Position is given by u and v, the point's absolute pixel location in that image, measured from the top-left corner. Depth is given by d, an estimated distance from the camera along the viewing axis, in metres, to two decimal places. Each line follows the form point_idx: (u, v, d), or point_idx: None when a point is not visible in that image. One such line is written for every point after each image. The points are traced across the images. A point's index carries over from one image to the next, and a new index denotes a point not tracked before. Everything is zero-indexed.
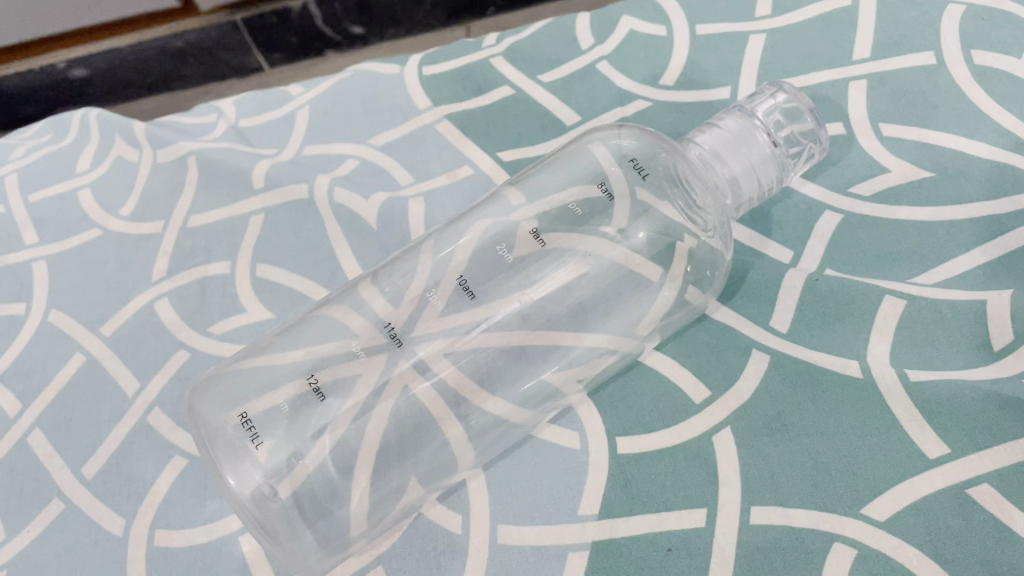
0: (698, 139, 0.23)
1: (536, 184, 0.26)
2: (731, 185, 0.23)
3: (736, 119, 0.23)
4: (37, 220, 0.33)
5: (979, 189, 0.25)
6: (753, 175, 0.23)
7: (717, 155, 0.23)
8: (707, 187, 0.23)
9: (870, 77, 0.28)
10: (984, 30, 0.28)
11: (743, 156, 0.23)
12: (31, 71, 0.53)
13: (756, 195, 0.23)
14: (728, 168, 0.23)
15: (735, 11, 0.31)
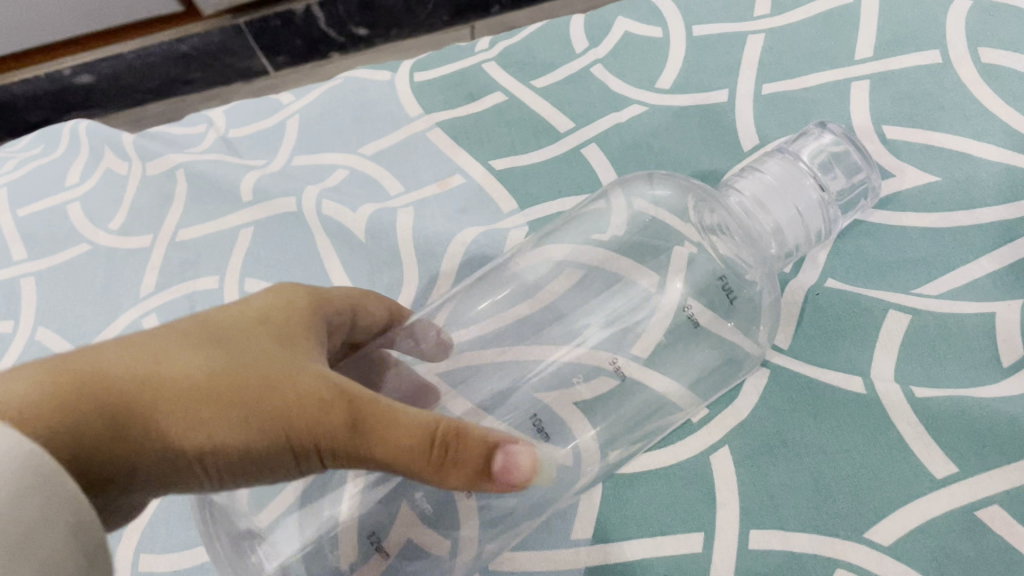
0: (738, 186, 0.22)
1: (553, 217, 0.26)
2: (776, 233, 0.21)
3: (779, 165, 0.22)
4: (26, 235, 0.33)
5: (988, 193, 0.24)
6: (801, 221, 0.21)
7: (758, 202, 0.22)
8: (751, 236, 0.22)
9: (872, 77, 0.27)
10: (992, 27, 0.27)
11: (786, 201, 0.21)
12: (36, 77, 0.53)
13: (805, 242, 0.22)
14: (772, 217, 0.21)
15: (733, 11, 0.30)
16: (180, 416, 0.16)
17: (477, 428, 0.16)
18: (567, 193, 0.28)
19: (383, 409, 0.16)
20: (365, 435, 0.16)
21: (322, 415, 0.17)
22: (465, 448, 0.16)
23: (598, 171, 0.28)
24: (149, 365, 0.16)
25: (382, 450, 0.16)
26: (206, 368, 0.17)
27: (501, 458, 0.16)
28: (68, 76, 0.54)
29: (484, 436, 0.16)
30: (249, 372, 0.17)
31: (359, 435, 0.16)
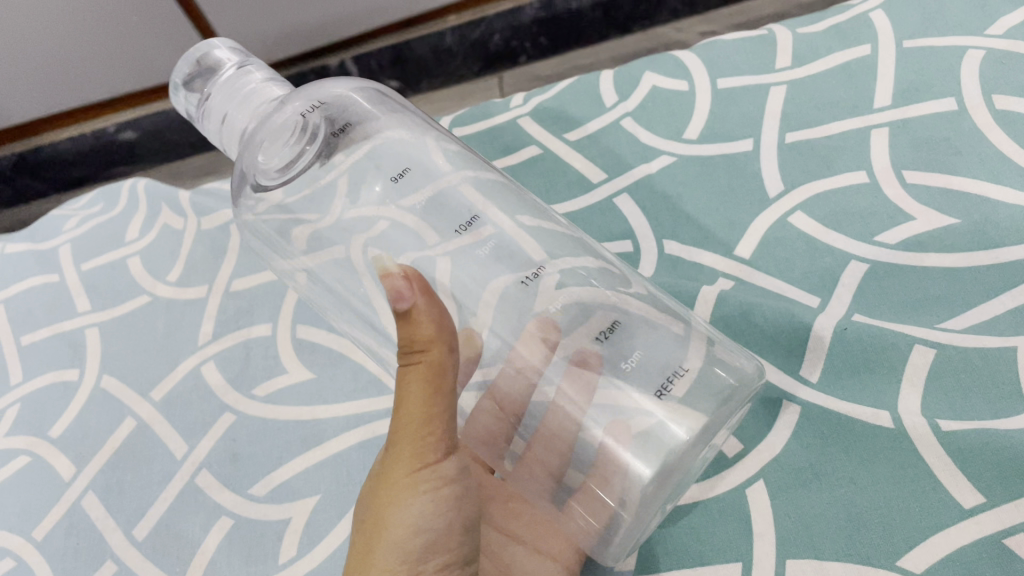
0: (227, 140, 0.26)
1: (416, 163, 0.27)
2: (264, 93, 0.26)
3: (210, 130, 0.27)
4: (89, 289, 0.35)
5: (1007, 233, 0.25)
6: (258, 79, 0.26)
7: (228, 105, 0.26)
8: (247, 95, 0.26)
9: (891, 124, 0.28)
10: (1005, 74, 0.28)
11: (226, 86, 0.26)
12: (82, 134, 0.56)
13: (246, 106, 0.26)
14: (255, 80, 0.26)
15: (756, 66, 0.32)
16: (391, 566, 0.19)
17: (402, 326, 0.19)
18: (600, 238, 0.29)
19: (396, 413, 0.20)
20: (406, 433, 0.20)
21: (408, 452, 0.20)
22: (413, 331, 0.19)
23: (629, 217, 0.30)
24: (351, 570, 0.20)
25: (418, 400, 0.19)
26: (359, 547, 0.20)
27: (395, 284, 0.19)
28: (113, 133, 0.56)
29: (401, 324, 0.19)
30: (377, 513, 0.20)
31: (418, 429, 0.20)
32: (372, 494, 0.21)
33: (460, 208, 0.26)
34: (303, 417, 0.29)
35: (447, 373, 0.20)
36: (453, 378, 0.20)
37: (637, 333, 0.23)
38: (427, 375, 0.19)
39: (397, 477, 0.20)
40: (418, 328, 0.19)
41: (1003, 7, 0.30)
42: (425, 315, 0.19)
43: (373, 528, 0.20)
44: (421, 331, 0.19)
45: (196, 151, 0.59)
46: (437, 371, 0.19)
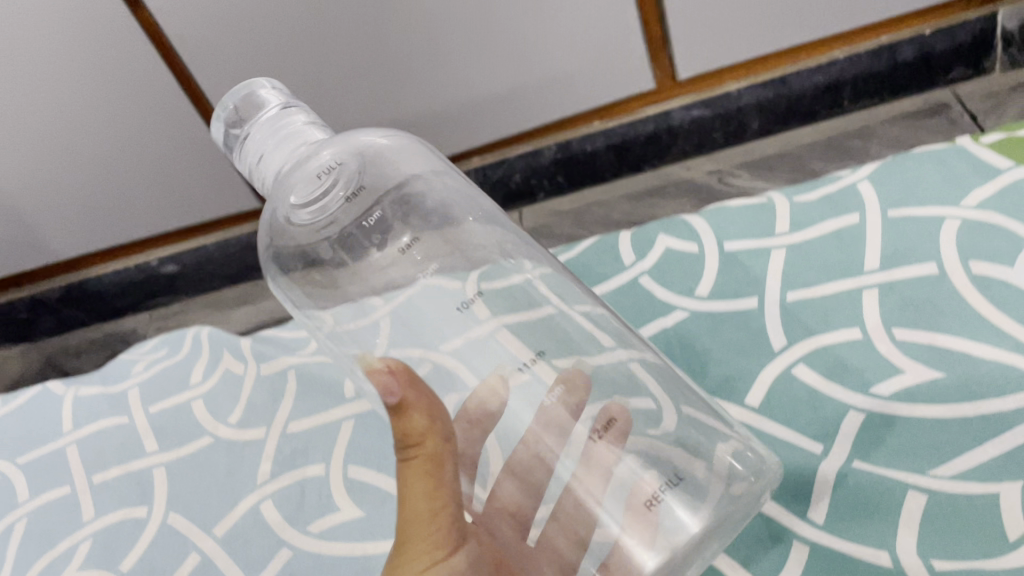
0: (263, 177, 0.29)
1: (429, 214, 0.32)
2: (304, 134, 0.28)
3: (243, 159, 0.30)
4: (157, 430, 0.38)
5: (987, 387, 0.28)
6: (305, 118, 0.29)
7: (276, 141, 0.28)
8: (286, 134, 0.28)
9: (879, 286, 0.32)
10: (978, 242, 0.32)
11: (273, 122, 0.29)
12: (127, 267, 0.61)
13: (280, 145, 0.28)
14: (299, 121, 0.29)
15: (758, 231, 0.36)
16: None
17: (396, 420, 0.22)
18: None
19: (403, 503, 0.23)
20: (416, 521, 0.23)
21: (418, 538, 0.23)
22: (409, 428, 0.22)
23: None
24: None
25: (426, 494, 0.22)
26: None
27: (387, 377, 0.22)
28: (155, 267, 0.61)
29: (399, 421, 0.22)
30: None
31: (424, 519, 0.23)
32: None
33: (491, 281, 0.31)
34: (355, 552, 0.32)
35: (446, 464, 0.23)
36: (451, 466, 0.23)
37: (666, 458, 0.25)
38: (426, 470, 0.22)
39: (411, 561, 0.23)
40: (413, 421, 0.22)
41: (974, 179, 0.34)
42: (418, 408, 0.22)
43: None
44: (416, 426, 0.22)
45: (232, 283, 0.64)
46: (435, 463, 0.22)
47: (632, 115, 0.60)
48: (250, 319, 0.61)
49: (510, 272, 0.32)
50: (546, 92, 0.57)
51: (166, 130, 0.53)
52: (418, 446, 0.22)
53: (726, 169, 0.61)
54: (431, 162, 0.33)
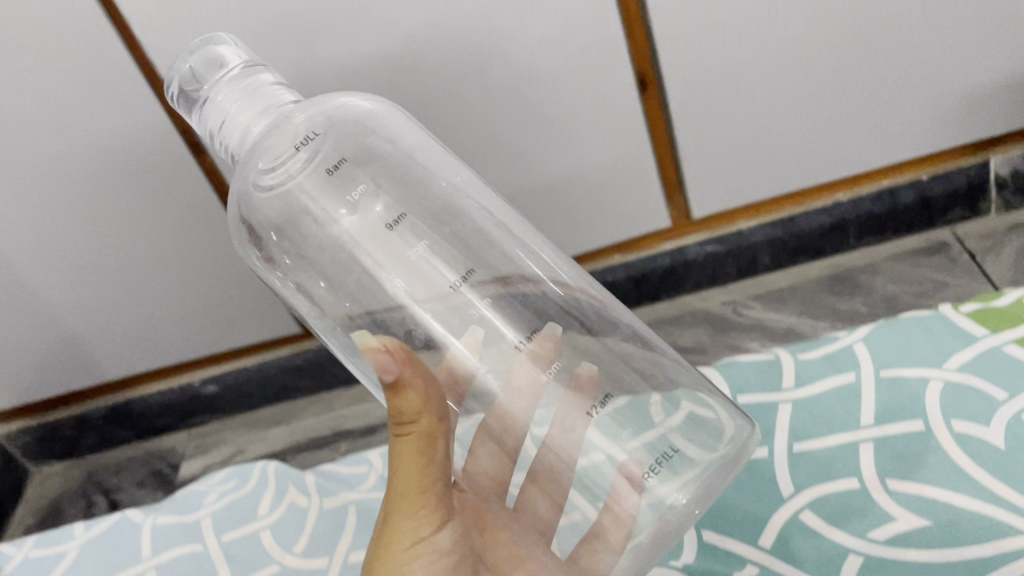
0: (222, 128, 0.38)
1: (367, 145, 0.41)
2: (277, 95, 0.38)
3: (202, 103, 0.39)
4: (229, 558, 0.43)
5: (969, 534, 0.37)
6: (263, 71, 0.39)
7: (239, 96, 0.38)
8: (257, 90, 0.38)
9: (874, 439, 0.41)
10: (957, 405, 0.41)
11: (233, 77, 0.39)
12: (171, 387, 0.71)
13: (250, 105, 0.38)
14: (268, 76, 0.39)
15: (770, 385, 0.45)
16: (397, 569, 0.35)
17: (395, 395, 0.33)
18: None
19: (397, 472, 0.34)
20: (407, 486, 0.34)
21: (411, 497, 0.35)
22: (404, 405, 0.33)
23: None
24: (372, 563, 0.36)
25: (410, 460, 0.34)
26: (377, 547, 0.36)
27: (383, 358, 0.32)
28: (197, 387, 0.71)
29: (399, 398, 0.33)
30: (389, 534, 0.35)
31: (412, 483, 0.34)
32: (389, 524, 0.35)
33: (430, 212, 0.41)
34: None
35: (435, 437, 0.34)
36: (429, 435, 0.34)
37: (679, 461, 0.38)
38: (414, 440, 0.33)
39: (400, 508, 0.35)
40: (405, 399, 0.33)
41: (951, 349, 0.44)
42: (406, 381, 0.32)
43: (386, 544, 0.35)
44: (407, 404, 0.33)
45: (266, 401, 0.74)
46: (426, 435, 0.33)
47: (651, 248, 0.72)
48: (287, 435, 0.72)
49: (457, 209, 0.42)
50: (581, 230, 0.69)
51: (202, 258, 0.62)
52: (410, 420, 0.33)
53: (740, 299, 0.75)
54: (397, 122, 0.44)
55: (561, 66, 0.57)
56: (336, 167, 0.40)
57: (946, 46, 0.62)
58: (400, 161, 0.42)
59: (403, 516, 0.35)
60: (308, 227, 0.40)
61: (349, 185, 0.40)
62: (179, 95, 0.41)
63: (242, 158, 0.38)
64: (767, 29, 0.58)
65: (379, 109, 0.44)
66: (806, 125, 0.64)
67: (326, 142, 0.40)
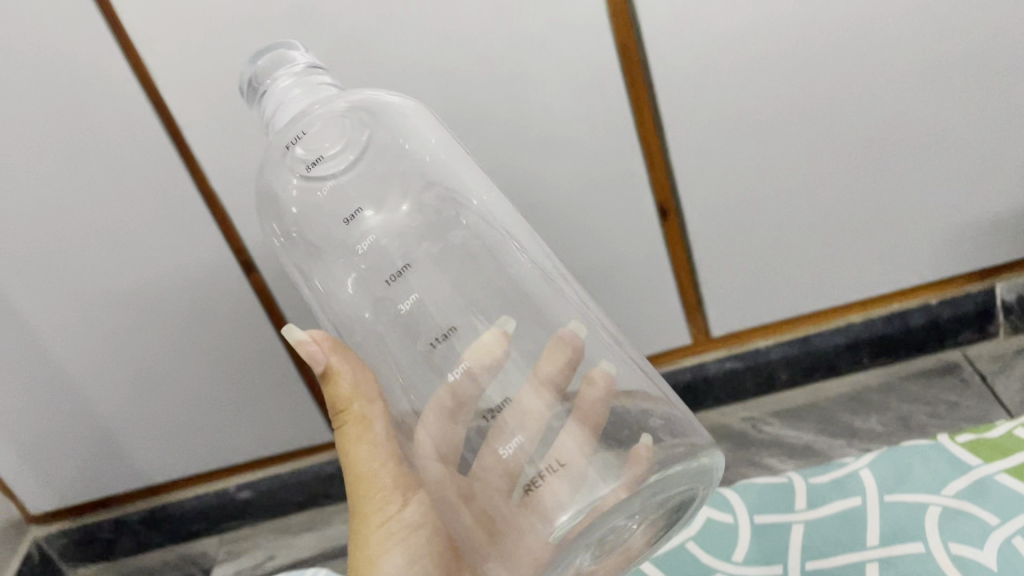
0: (272, 105, 0.49)
1: (390, 151, 0.54)
2: (328, 91, 0.49)
3: (264, 88, 0.51)
4: None
5: None
6: (319, 71, 0.50)
7: (292, 82, 0.49)
8: (316, 85, 0.49)
9: (880, 558, 0.50)
10: (953, 529, 0.50)
11: (292, 70, 0.50)
12: (207, 493, 0.86)
13: (312, 96, 0.48)
14: (330, 79, 0.50)
15: (785, 510, 0.55)
16: (371, 529, 0.51)
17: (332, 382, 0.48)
18: None
19: (349, 450, 0.50)
20: (359, 460, 0.50)
21: (365, 467, 0.50)
22: (337, 391, 0.49)
23: None
24: (356, 529, 0.52)
25: (355, 438, 0.50)
26: (357, 515, 0.52)
27: (313, 348, 0.48)
28: (233, 493, 0.85)
29: (335, 385, 0.48)
30: (359, 500, 0.51)
31: (363, 458, 0.50)
32: (359, 496, 0.51)
33: (420, 211, 0.53)
34: None
35: (361, 416, 0.49)
36: (367, 412, 0.49)
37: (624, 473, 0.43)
38: (354, 418, 0.49)
39: (360, 475, 0.51)
40: (337, 383, 0.48)
41: (945, 482, 0.53)
42: (335, 368, 0.48)
43: (360, 508, 0.52)
44: (345, 388, 0.48)
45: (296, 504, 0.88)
46: (359, 415, 0.49)
47: (678, 362, 0.89)
48: (315, 544, 0.85)
49: (460, 204, 0.53)
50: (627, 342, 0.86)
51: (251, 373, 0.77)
52: (342, 406, 0.49)
53: (759, 418, 0.91)
54: (419, 124, 0.56)
55: (603, 199, 0.75)
56: (352, 214, 0.52)
57: (942, 175, 0.78)
58: (415, 170, 0.54)
59: (365, 486, 0.51)
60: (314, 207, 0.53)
61: (355, 194, 0.52)
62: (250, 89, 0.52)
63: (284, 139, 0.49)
64: (776, 173, 0.76)
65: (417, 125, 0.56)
66: (807, 268, 0.83)
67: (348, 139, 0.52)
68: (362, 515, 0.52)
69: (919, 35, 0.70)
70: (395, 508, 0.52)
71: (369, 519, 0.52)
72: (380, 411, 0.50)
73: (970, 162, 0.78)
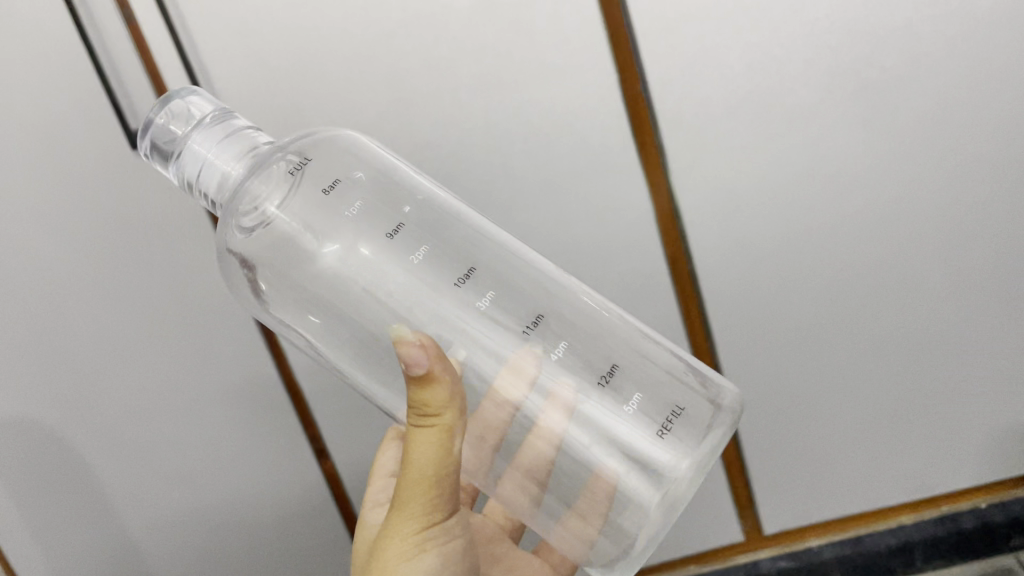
0: (204, 172, 0.56)
1: (342, 171, 0.60)
2: (248, 136, 0.57)
3: (179, 150, 0.56)
4: None
5: None
6: (234, 119, 0.57)
7: (216, 143, 0.56)
8: (231, 137, 0.56)
9: None
10: None
11: (208, 125, 0.56)
12: None
13: (234, 153, 0.56)
14: (238, 123, 0.57)
15: None
16: (418, 556, 0.52)
17: (426, 370, 0.48)
18: None
19: (423, 431, 0.50)
20: (436, 453, 0.50)
21: (439, 451, 0.50)
22: (436, 382, 0.49)
23: None
24: (408, 519, 0.52)
25: (440, 421, 0.50)
26: (407, 527, 0.52)
27: (414, 350, 0.48)
28: None
29: (427, 369, 0.48)
30: (418, 492, 0.51)
31: (443, 447, 0.50)
32: (422, 483, 0.51)
33: (389, 198, 0.60)
34: None
35: (449, 425, 0.50)
36: (449, 407, 0.50)
37: (680, 446, 0.53)
38: (442, 406, 0.49)
39: (427, 457, 0.50)
40: (435, 375, 0.49)
41: None
42: (434, 365, 0.49)
43: (414, 495, 0.51)
44: (436, 376, 0.49)
45: None
46: (450, 414, 0.50)
47: (731, 559, 0.94)
48: None
49: (418, 205, 0.61)
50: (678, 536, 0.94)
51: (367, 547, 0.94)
52: (432, 409, 0.49)
53: None
54: (359, 143, 0.64)
55: None
56: (393, 228, 0.58)
57: (956, 368, 0.88)
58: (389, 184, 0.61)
59: (432, 486, 0.51)
60: (308, 268, 0.58)
61: (374, 226, 0.58)
62: (150, 145, 0.57)
63: (209, 194, 0.56)
64: (807, 358, 0.86)
65: (359, 148, 0.63)
66: (844, 457, 0.91)
67: (305, 165, 0.58)
68: (418, 507, 0.52)
69: (927, 250, 0.83)
70: (447, 546, 0.54)
71: (421, 537, 0.52)
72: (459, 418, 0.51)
73: (980, 358, 0.88)
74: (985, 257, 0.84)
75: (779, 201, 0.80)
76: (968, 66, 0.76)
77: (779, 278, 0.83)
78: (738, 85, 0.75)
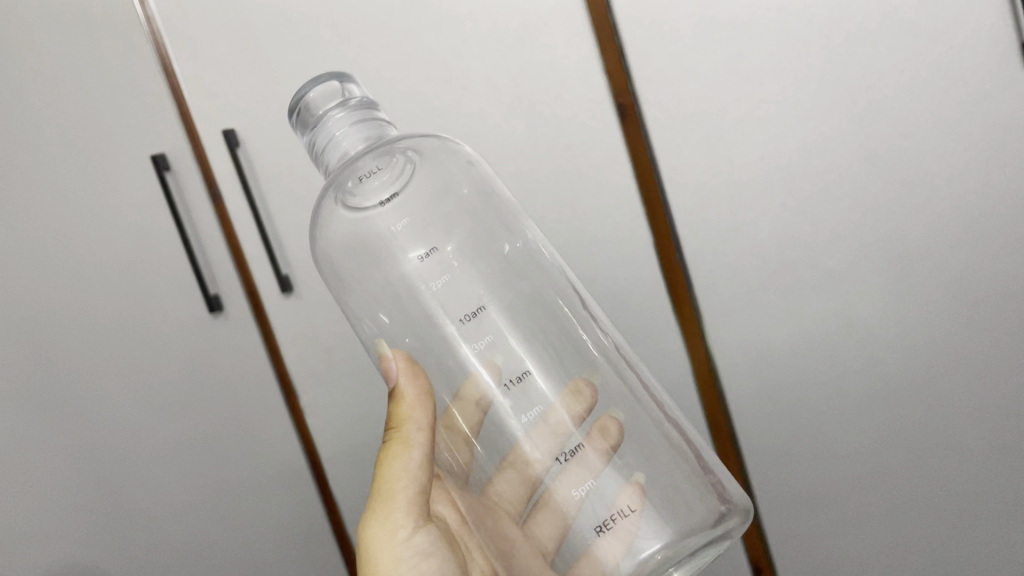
0: (329, 145, 0.51)
1: (440, 187, 0.56)
2: (383, 127, 0.53)
3: (317, 121, 0.52)
4: None
5: None
6: (377, 110, 0.53)
7: (350, 124, 0.51)
8: (365, 120, 0.52)
9: None
10: None
11: (349, 106, 0.52)
12: None
13: (364, 136, 0.51)
14: (379, 113, 0.53)
15: None
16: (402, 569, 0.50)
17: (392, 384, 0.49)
18: None
19: (388, 446, 0.50)
20: (400, 463, 0.49)
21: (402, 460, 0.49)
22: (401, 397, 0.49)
23: None
24: (385, 535, 0.50)
25: (404, 429, 0.49)
26: (383, 539, 0.50)
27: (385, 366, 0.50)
28: None
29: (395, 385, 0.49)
30: (389, 502, 0.50)
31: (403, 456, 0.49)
32: (390, 494, 0.50)
33: (476, 226, 0.55)
34: None
35: (412, 438, 0.49)
36: (422, 422, 0.49)
37: (659, 522, 0.44)
38: (406, 419, 0.49)
39: (393, 465, 0.49)
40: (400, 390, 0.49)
41: None
42: (399, 379, 0.49)
43: (384, 506, 0.50)
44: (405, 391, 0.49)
45: None
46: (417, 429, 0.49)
47: None
48: None
49: (507, 241, 0.55)
50: None
51: None
52: (398, 423, 0.50)
53: None
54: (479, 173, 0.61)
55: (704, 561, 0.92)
56: (426, 252, 0.54)
57: (990, 541, 0.90)
58: (461, 205, 0.56)
59: (402, 498, 0.50)
60: (384, 266, 0.55)
61: (407, 230, 0.54)
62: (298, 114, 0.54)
63: (327, 166, 0.52)
64: (831, 504, 0.92)
65: (471, 174, 0.60)
66: None
67: (411, 171, 0.54)
68: (387, 518, 0.50)
69: (945, 424, 0.88)
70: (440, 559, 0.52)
71: (398, 550, 0.50)
72: (423, 438, 0.50)
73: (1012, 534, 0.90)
74: (1009, 429, 0.87)
75: (796, 356, 0.89)
76: (965, 253, 0.84)
77: (800, 424, 0.91)
78: (753, 252, 0.87)
